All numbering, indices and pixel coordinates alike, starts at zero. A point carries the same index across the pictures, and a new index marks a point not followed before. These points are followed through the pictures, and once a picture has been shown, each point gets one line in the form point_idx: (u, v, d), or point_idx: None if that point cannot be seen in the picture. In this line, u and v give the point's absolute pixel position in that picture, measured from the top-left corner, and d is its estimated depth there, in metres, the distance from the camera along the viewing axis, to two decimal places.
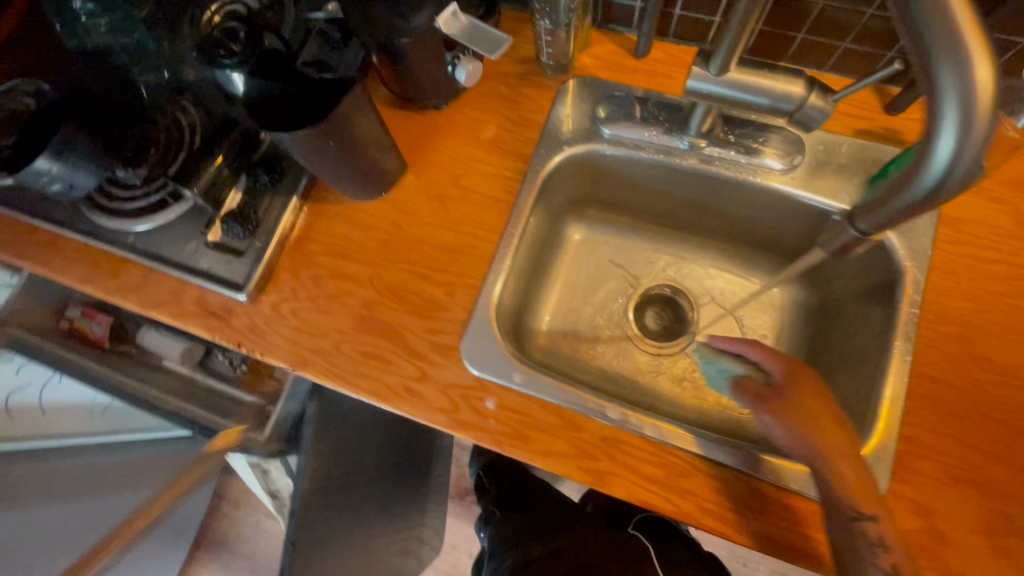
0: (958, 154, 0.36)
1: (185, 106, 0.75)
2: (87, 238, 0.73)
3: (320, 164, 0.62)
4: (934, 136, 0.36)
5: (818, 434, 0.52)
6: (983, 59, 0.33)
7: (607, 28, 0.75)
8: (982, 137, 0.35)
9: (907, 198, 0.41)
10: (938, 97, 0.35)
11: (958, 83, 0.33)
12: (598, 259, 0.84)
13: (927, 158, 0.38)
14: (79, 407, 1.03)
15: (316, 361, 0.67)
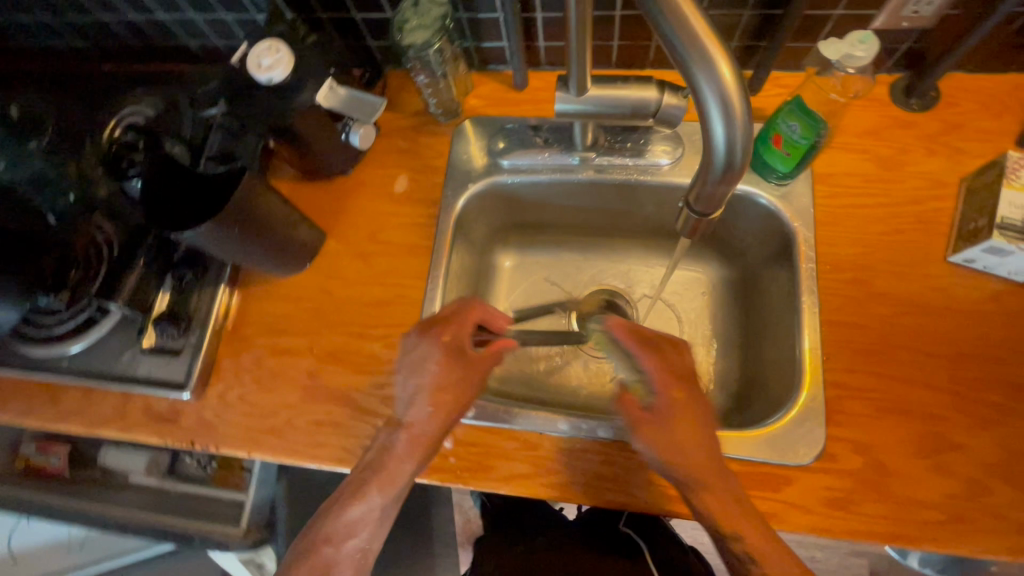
0: (730, 140, 0.38)
1: (100, 222, 0.78)
2: (20, 372, 0.72)
3: (234, 251, 0.64)
4: (706, 128, 0.38)
5: (686, 468, 0.55)
6: (725, 60, 0.35)
7: (486, 69, 0.80)
8: (744, 118, 0.37)
9: (704, 182, 0.43)
10: (698, 94, 0.37)
11: (712, 82, 0.35)
12: (533, 279, 0.87)
13: (709, 147, 0.39)
14: (52, 546, 1.00)
15: (270, 441, 0.67)
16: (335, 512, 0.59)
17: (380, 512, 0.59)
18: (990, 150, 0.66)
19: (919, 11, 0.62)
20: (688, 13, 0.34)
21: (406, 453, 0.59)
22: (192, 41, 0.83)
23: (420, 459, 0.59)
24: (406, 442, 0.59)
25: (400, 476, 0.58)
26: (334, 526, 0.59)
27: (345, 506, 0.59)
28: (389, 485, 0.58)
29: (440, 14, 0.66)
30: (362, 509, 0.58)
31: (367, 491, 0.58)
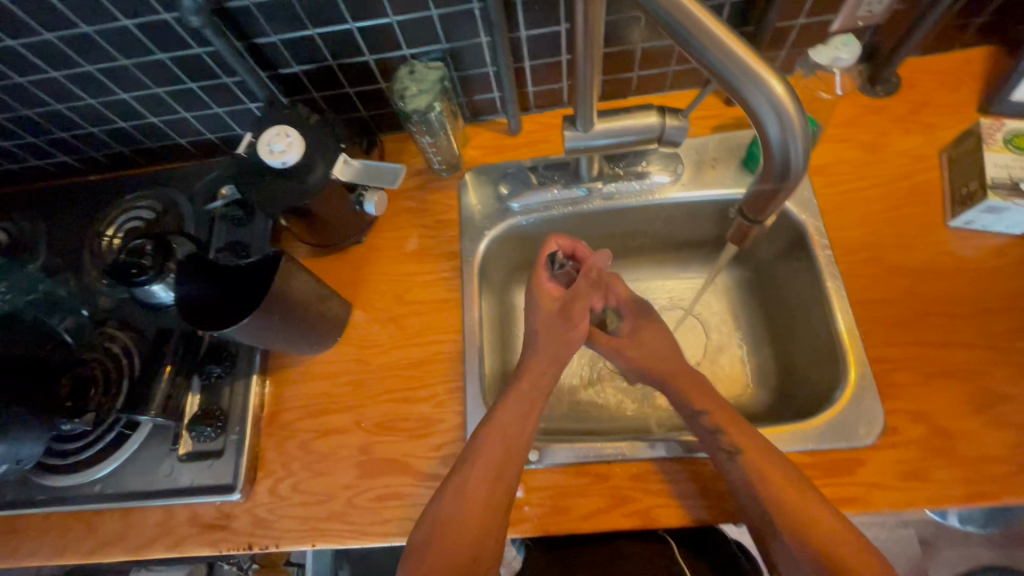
0: (788, 143, 0.40)
1: (112, 332, 0.74)
2: (48, 507, 0.68)
3: (273, 338, 0.63)
4: (764, 135, 0.41)
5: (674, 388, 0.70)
6: (772, 74, 0.38)
7: (478, 121, 0.83)
8: (799, 118, 0.39)
9: (765, 184, 0.46)
10: (752, 108, 0.39)
11: (764, 95, 0.38)
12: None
13: (768, 152, 0.42)
14: None
15: (333, 527, 0.64)
16: (470, 472, 0.59)
17: (512, 463, 0.60)
18: (958, 120, 0.72)
19: (872, 11, 0.68)
20: (730, 43, 0.37)
21: (524, 398, 0.65)
22: (183, 139, 0.83)
23: (534, 401, 0.65)
24: (525, 388, 0.65)
25: (524, 420, 0.63)
26: (468, 485, 0.59)
27: (475, 461, 0.60)
28: (512, 419, 0.63)
29: (438, 77, 0.69)
30: (496, 460, 0.60)
31: (497, 443, 0.60)
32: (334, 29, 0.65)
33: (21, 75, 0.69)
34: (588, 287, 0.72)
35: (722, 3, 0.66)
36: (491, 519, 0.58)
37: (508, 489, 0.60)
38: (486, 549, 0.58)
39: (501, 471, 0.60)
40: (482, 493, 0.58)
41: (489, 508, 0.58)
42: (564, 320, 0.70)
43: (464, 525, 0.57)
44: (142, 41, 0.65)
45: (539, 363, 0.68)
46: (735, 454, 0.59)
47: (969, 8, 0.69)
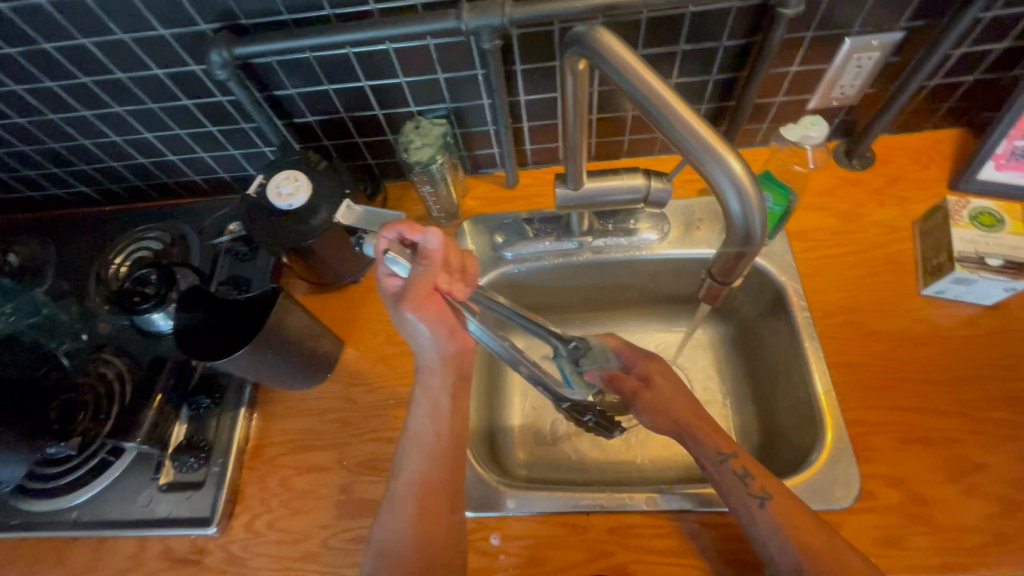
0: (747, 217, 0.44)
1: (108, 358, 0.76)
2: (22, 532, 0.67)
3: (271, 376, 0.66)
4: (727, 210, 0.44)
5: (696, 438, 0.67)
6: (732, 155, 0.42)
7: (479, 173, 0.88)
8: (758, 195, 0.43)
9: (732, 252, 0.49)
10: (715, 184, 0.43)
11: (725, 173, 0.42)
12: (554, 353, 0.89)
13: (732, 224, 0.45)
14: None
15: (306, 567, 0.64)
16: (398, 485, 0.62)
17: (438, 468, 0.62)
18: (930, 196, 0.76)
19: (845, 93, 0.73)
20: (695, 125, 0.42)
21: (433, 400, 0.63)
22: (198, 176, 0.87)
23: (447, 398, 0.63)
24: (428, 389, 0.63)
25: (439, 422, 0.63)
26: (399, 497, 0.61)
27: (403, 481, 0.62)
28: (428, 433, 0.62)
29: (441, 133, 0.74)
30: (418, 471, 0.61)
31: (416, 454, 0.62)
32: (347, 86, 0.71)
33: (53, 112, 0.74)
34: (426, 278, 0.54)
35: (706, 81, 0.71)
36: (429, 528, 0.59)
37: (442, 494, 0.61)
38: (437, 557, 0.58)
39: (427, 479, 0.61)
40: (412, 505, 0.60)
41: (427, 517, 0.60)
42: (418, 324, 0.56)
43: (404, 539, 0.59)
44: (170, 87, 0.70)
45: (428, 371, 0.62)
46: (766, 501, 0.56)
47: (936, 95, 0.74)
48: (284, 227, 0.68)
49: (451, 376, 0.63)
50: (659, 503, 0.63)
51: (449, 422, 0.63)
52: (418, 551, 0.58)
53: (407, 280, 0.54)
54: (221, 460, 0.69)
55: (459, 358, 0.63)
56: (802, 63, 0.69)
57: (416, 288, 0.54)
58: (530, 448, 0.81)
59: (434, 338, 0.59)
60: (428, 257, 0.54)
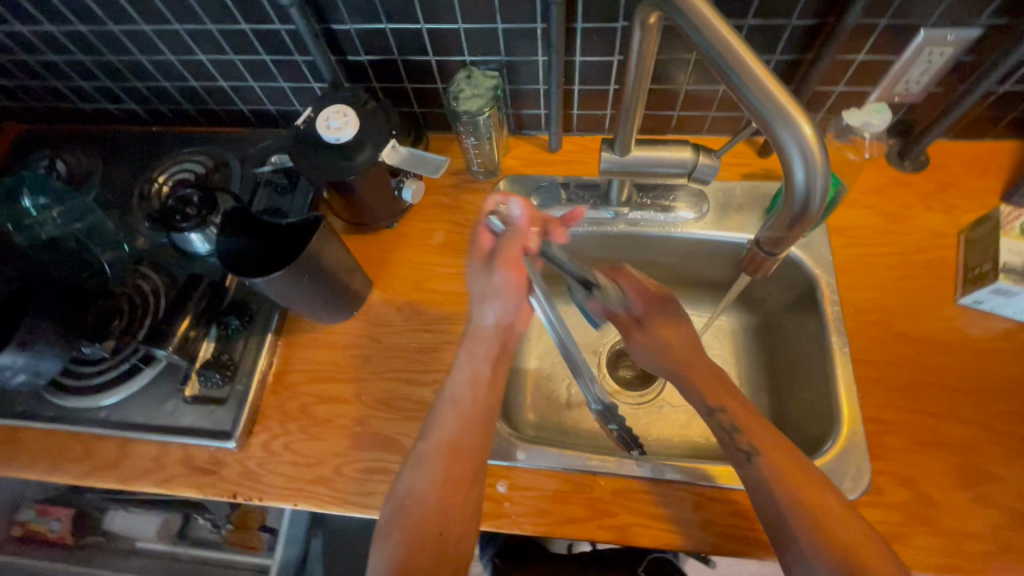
0: (809, 182, 0.43)
1: (145, 271, 0.78)
2: (54, 424, 0.71)
3: (299, 303, 0.68)
4: (789, 176, 0.44)
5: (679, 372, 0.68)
6: (805, 119, 0.41)
7: (521, 134, 0.87)
8: (824, 162, 0.42)
9: (783, 221, 0.49)
10: (781, 146, 0.42)
11: (793, 137, 0.41)
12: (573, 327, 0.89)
13: (791, 191, 0.45)
14: None
15: (318, 491, 0.66)
16: (429, 442, 0.61)
17: (468, 433, 0.61)
18: (979, 206, 0.75)
19: (909, 89, 0.71)
20: (769, 83, 0.41)
21: (475, 366, 0.63)
22: (245, 106, 0.89)
23: (489, 368, 0.64)
24: (474, 354, 0.64)
25: (478, 390, 0.63)
26: (427, 456, 0.60)
27: (433, 436, 0.61)
28: (462, 394, 0.62)
29: (492, 85, 0.73)
30: (448, 434, 0.60)
31: (449, 417, 0.61)
32: (404, 26, 0.70)
33: (114, 23, 0.75)
34: (516, 241, 0.60)
35: (767, 61, 0.70)
36: (450, 493, 0.58)
37: (470, 460, 0.60)
38: (453, 523, 0.57)
39: (457, 443, 0.60)
40: (439, 466, 0.59)
41: (452, 483, 0.58)
42: (501, 285, 0.60)
43: (425, 498, 0.58)
44: (230, 9, 0.71)
45: (477, 338, 0.64)
46: (754, 456, 0.57)
47: (1003, 102, 0.72)
48: (327, 159, 0.68)
49: (498, 347, 0.64)
50: (660, 471, 0.63)
51: (485, 394, 0.63)
52: (434, 512, 0.57)
53: (503, 242, 0.60)
54: (245, 380, 0.71)
55: (509, 336, 0.65)
56: (868, 51, 0.67)
57: (506, 250, 0.60)
58: (541, 410, 0.83)
59: (510, 300, 0.61)
60: (514, 224, 0.60)
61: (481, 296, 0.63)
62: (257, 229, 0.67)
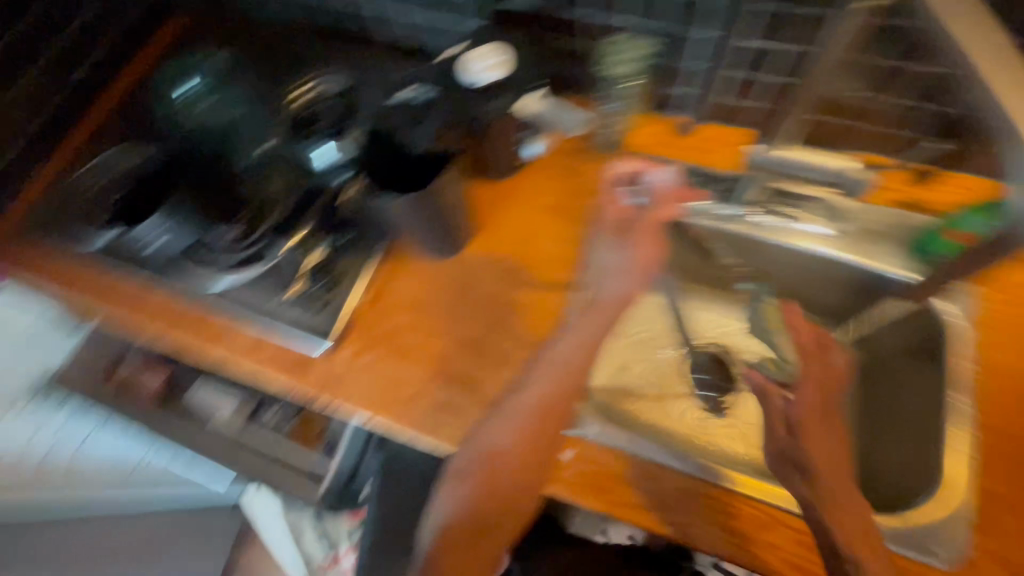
0: None
1: (273, 171, 0.79)
2: (180, 290, 0.78)
3: (410, 229, 0.72)
4: None
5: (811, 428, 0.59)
6: None
7: (658, 113, 0.83)
8: None
9: None
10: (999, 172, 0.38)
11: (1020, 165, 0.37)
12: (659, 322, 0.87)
13: None
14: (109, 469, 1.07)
15: (394, 410, 0.69)
16: (521, 399, 0.61)
17: (562, 397, 0.61)
18: None
19: None
20: (1009, 102, 0.37)
21: (586, 336, 0.62)
22: (392, 34, 0.91)
23: (600, 339, 0.62)
24: (586, 324, 0.62)
25: (583, 358, 0.61)
26: (517, 412, 0.61)
27: (526, 394, 0.61)
28: (567, 360, 0.61)
29: (644, 54, 0.70)
30: (543, 394, 0.61)
31: (546, 378, 0.61)
32: None
33: None
34: (654, 215, 0.63)
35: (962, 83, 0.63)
36: (532, 450, 0.61)
37: (556, 423, 0.61)
38: (527, 475, 0.61)
39: (549, 405, 0.61)
40: (527, 424, 0.60)
41: (535, 441, 0.61)
42: (628, 260, 0.62)
43: (506, 450, 0.60)
44: None
45: (594, 307, 0.62)
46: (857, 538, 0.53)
47: None
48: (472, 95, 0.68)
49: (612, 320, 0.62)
50: (732, 484, 0.61)
51: (589, 363, 0.61)
52: (520, 461, 0.60)
53: (635, 226, 0.63)
54: (347, 293, 0.75)
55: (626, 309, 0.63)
56: None
57: (644, 226, 0.62)
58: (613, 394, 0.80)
59: (626, 275, 0.62)
60: (654, 196, 0.63)
61: (597, 270, 0.64)
62: (391, 151, 0.68)
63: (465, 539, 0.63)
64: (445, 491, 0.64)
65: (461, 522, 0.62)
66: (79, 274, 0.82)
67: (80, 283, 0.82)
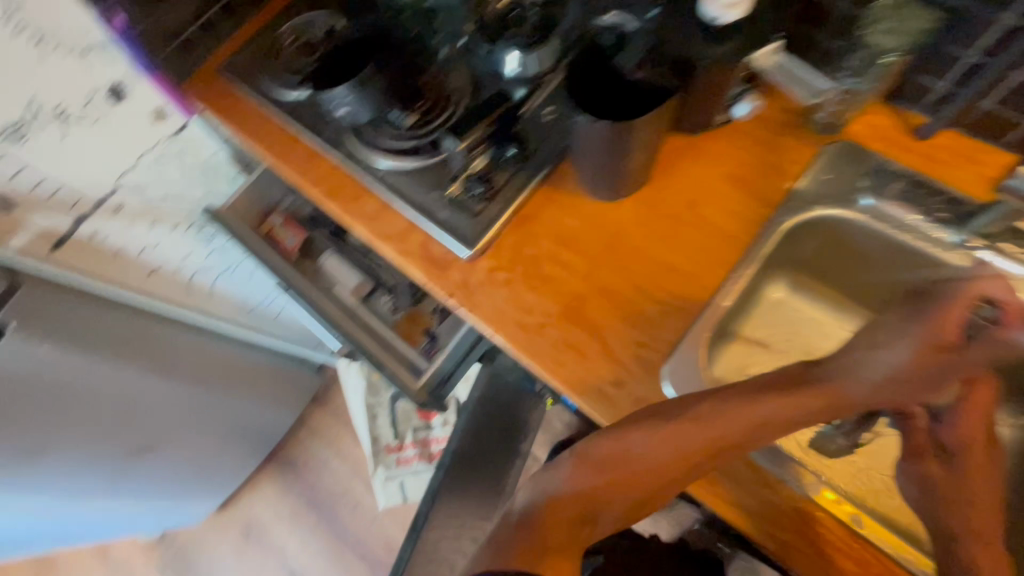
0: None
1: (456, 70, 0.81)
2: (346, 161, 0.79)
3: (582, 162, 0.67)
4: None
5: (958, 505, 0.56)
6: None
7: (892, 103, 0.71)
8: None
9: None
10: None
11: None
12: (788, 322, 0.79)
13: None
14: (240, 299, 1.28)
15: (518, 335, 0.68)
16: (698, 421, 0.57)
17: (737, 439, 0.57)
18: None
19: None
20: None
21: (802, 404, 0.57)
22: None
23: (811, 414, 0.58)
24: (813, 392, 0.57)
25: (787, 418, 0.57)
26: (686, 429, 0.57)
27: (706, 420, 0.57)
28: (772, 414, 0.57)
29: (918, 27, 0.61)
30: (721, 426, 0.57)
31: (737, 416, 0.57)
32: None
33: None
34: (955, 305, 0.57)
35: None
36: (676, 467, 0.57)
37: (712, 454, 0.58)
38: (656, 486, 0.58)
39: (719, 437, 0.57)
40: (690, 444, 0.57)
41: (685, 460, 0.57)
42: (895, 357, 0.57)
43: (653, 458, 0.57)
44: None
45: (836, 382, 0.57)
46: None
47: None
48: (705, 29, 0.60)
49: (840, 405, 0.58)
50: (863, 529, 0.59)
51: (785, 425, 0.58)
52: (656, 472, 0.57)
53: (940, 294, 0.57)
54: (500, 207, 0.73)
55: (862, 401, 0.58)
56: None
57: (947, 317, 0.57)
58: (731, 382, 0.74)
59: (905, 345, 0.56)
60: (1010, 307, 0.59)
61: (867, 339, 0.58)
62: (605, 74, 0.62)
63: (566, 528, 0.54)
64: (565, 468, 0.58)
65: (571, 505, 0.55)
66: (260, 120, 0.87)
67: (259, 128, 0.86)
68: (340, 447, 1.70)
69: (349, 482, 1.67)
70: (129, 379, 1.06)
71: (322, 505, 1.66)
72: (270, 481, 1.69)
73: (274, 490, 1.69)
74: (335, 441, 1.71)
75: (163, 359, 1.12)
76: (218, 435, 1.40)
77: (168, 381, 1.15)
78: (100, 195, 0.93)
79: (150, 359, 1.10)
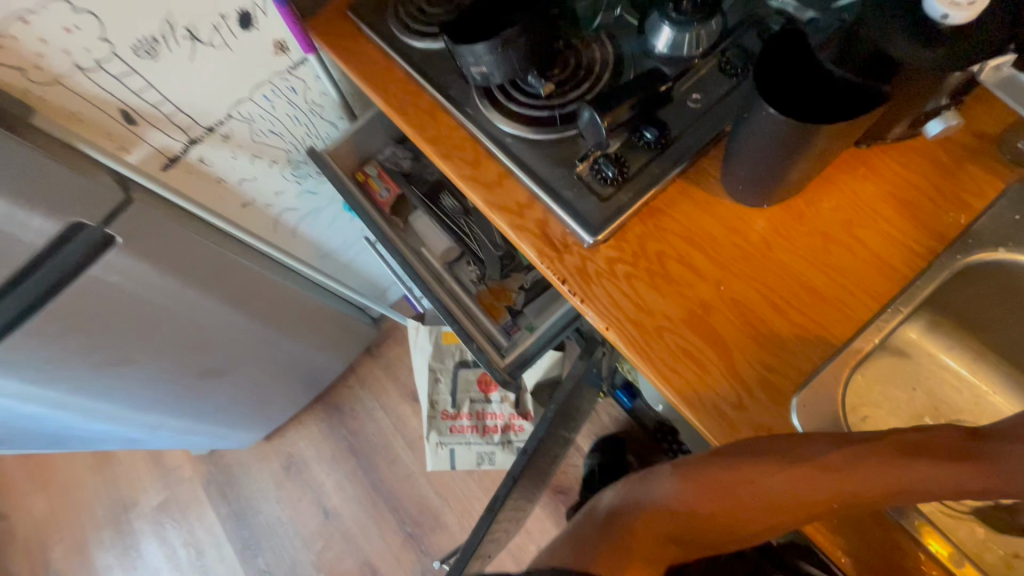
0: None
1: (602, 40, 0.75)
2: (468, 121, 0.75)
3: (739, 161, 0.60)
4: None
5: None
6: None
7: None
8: None
9: None
10: None
11: None
12: (918, 370, 0.73)
13: None
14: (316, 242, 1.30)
15: (634, 335, 0.63)
16: (823, 460, 0.51)
17: (866, 492, 0.51)
18: None
19: None
20: None
21: (956, 474, 0.49)
22: None
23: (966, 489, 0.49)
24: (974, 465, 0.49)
25: (932, 486, 0.50)
26: (807, 467, 0.52)
27: (831, 460, 0.51)
28: (914, 476, 0.50)
29: None
30: (849, 472, 0.51)
31: (872, 468, 0.51)
32: None
33: None
34: None
35: None
36: (785, 506, 0.52)
37: (832, 503, 0.51)
38: (757, 522, 0.53)
39: (844, 486, 0.51)
40: (808, 482, 0.51)
41: (799, 502, 0.52)
42: None
43: (762, 490, 0.52)
44: None
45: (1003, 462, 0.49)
46: None
47: None
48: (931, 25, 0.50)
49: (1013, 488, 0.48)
50: None
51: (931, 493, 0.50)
52: (761, 505, 0.52)
53: None
54: (631, 196, 0.67)
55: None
56: None
57: None
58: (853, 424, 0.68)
59: None
60: None
61: None
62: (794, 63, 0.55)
63: (654, 540, 0.52)
64: (665, 476, 0.55)
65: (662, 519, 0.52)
66: (383, 65, 0.83)
67: (382, 74, 0.82)
68: (385, 401, 1.72)
69: (389, 436, 1.69)
70: (214, 306, 1.08)
71: (361, 453, 1.69)
72: (314, 422, 1.74)
73: (317, 430, 1.73)
74: (380, 394, 1.74)
75: (245, 292, 1.13)
76: (278, 371, 1.43)
77: (245, 314, 1.16)
78: (214, 122, 0.92)
79: (234, 290, 1.11)
